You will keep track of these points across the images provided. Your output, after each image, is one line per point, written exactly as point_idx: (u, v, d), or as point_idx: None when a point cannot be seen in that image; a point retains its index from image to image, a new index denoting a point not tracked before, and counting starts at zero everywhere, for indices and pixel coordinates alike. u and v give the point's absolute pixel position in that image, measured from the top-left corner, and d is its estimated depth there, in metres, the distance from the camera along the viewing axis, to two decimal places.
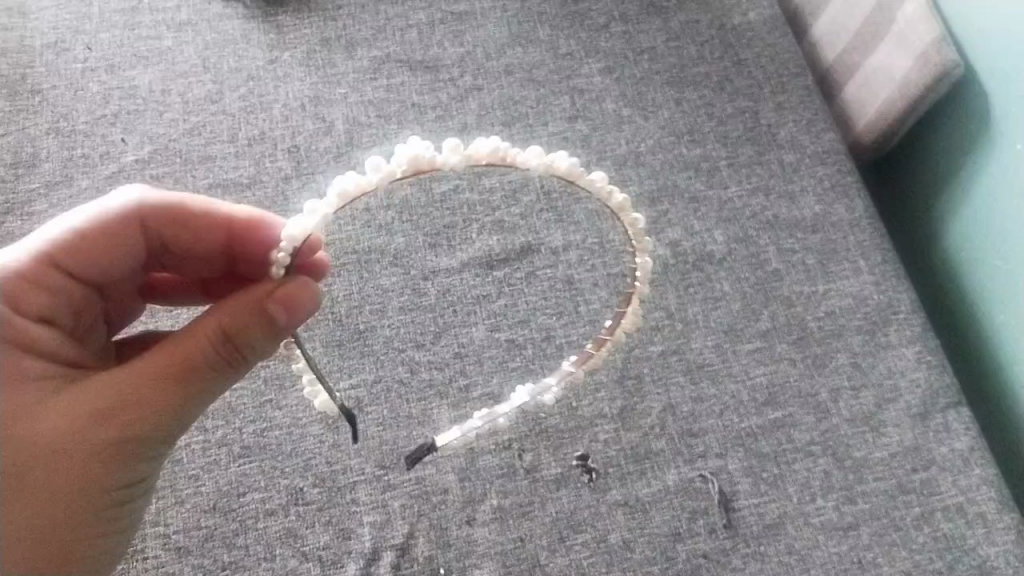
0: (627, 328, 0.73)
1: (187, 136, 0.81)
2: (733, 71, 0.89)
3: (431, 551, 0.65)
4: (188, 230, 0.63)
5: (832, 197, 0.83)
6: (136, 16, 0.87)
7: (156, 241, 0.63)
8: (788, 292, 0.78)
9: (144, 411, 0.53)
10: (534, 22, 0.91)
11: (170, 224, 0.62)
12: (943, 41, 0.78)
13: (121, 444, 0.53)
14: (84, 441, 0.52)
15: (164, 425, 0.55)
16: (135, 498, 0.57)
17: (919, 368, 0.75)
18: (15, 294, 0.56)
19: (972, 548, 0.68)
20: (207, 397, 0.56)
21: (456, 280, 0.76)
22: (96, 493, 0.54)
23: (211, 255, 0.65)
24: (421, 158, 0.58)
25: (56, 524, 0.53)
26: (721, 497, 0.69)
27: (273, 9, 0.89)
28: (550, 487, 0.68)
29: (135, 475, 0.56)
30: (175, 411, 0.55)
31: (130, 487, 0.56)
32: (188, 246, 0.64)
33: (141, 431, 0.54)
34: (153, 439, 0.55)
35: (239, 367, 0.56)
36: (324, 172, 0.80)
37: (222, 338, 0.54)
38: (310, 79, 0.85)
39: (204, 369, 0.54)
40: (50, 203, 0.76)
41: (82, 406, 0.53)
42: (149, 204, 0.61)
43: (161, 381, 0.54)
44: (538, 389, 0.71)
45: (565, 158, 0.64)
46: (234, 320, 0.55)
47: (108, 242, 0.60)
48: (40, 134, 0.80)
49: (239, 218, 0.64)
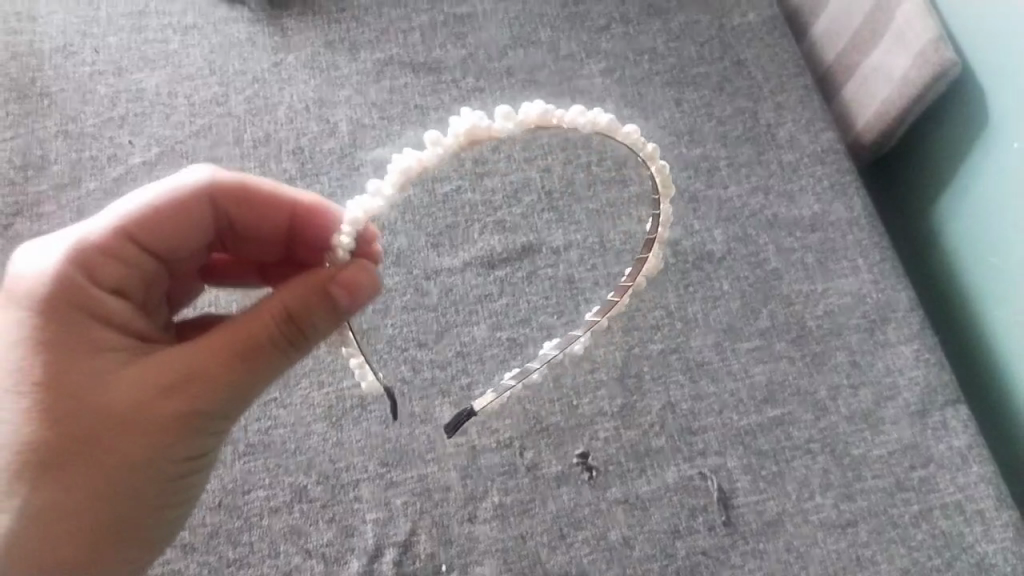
0: (648, 272, 0.75)
1: (193, 138, 0.82)
2: (733, 72, 0.90)
3: (433, 548, 0.66)
4: (253, 208, 0.63)
5: (831, 196, 0.83)
6: (143, 19, 0.89)
7: (224, 219, 0.62)
8: (787, 291, 0.78)
9: (205, 389, 0.54)
10: (535, 24, 0.91)
11: (239, 204, 0.62)
12: (941, 41, 0.78)
13: (180, 425, 0.53)
14: (143, 420, 0.52)
15: (224, 404, 0.55)
16: (187, 479, 0.57)
17: (917, 367, 0.75)
18: (89, 263, 0.55)
19: (970, 546, 0.68)
20: (269, 375, 0.56)
21: (458, 279, 0.77)
22: (148, 475, 0.54)
23: (273, 237, 0.65)
24: (477, 128, 0.60)
25: (107, 507, 0.53)
26: (720, 495, 0.70)
27: (277, 12, 0.90)
28: (551, 485, 0.69)
29: (189, 456, 0.56)
30: (236, 391, 0.55)
31: (183, 469, 0.56)
32: (255, 227, 0.64)
33: (200, 411, 0.54)
34: (216, 414, 0.55)
35: (300, 348, 0.56)
36: (327, 173, 0.81)
37: (285, 319, 0.55)
38: (314, 81, 0.86)
39: (266, 350, 0.55)
40: (59, 204, 0.77)
41: (142, 385, 0.53)
42: (219, 183, 0.61)
43: (224, 360, 0.54)
44: (566, 342, 0.74)
45: (604, 114, 0.65)
46: (298, 300, 0.55)
47: (181, 218, 0.59)
48: (49, 136, 0.81)
49: (304, 201, 0.64)
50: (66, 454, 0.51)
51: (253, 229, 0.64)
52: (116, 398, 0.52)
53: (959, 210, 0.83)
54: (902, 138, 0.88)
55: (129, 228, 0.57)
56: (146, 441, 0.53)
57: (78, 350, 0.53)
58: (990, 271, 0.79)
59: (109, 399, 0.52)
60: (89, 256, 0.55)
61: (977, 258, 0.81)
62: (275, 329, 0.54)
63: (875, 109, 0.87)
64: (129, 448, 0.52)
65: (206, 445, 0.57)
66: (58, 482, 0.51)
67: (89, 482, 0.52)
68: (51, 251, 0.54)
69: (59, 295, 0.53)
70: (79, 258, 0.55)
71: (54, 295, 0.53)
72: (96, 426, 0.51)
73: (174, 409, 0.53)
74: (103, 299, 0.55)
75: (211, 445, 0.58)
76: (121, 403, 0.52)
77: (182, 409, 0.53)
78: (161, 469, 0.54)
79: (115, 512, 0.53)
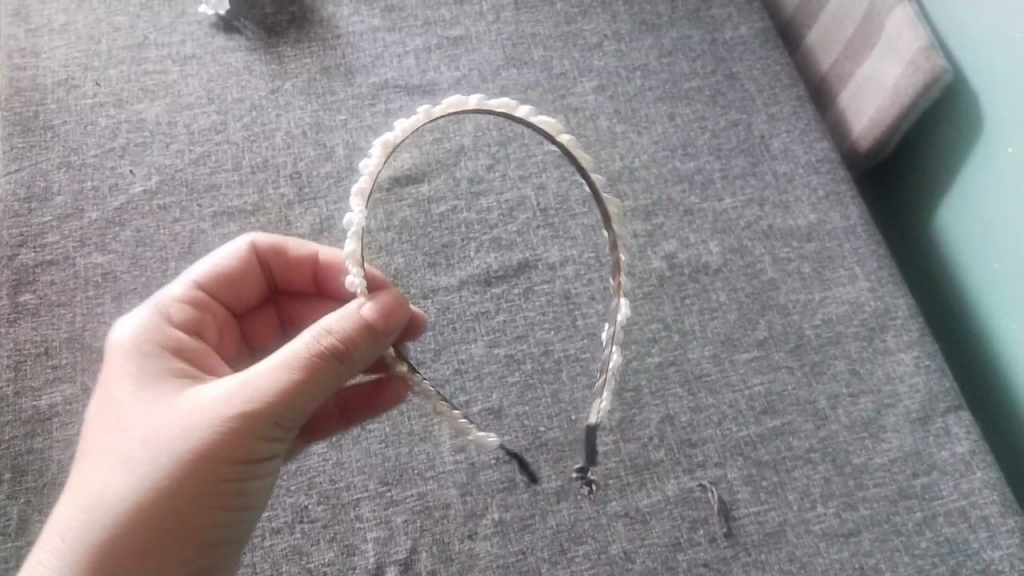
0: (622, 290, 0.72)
1: (192, 165, 0.83)
2: (725, 85, 0.90)
3: (434, 565, 0.66)
4: (288, 265, 0.68)
5: (826, 206, 0.83)
6: (143, 51, 0.90)
7: (269, 277, 0.69)
8: (784, 301, 0.79)
9: (250, 399, 0.52)
10: (528, 44, 0.93)
11: (277, 261, 0.68)
12: (933, 48, 0.78)
13: (231, 439, 0.52)
14: (198, 429, 0.52)
15: (272, 421, 0.53)
16: (245, 503, 0.55)
17: (917, 374, 0.75)
18: (166, 313, 0.61)
19: (975, 553, 0.68)
20: (319, 394, 0.54)
21: (455, 297, 0.78)
22: (204, 488, 0.52)
23: (306, 290, 0.71)
24: (388, 143, 0.59)
25: (164, 520, 0.51)
26: (721, 506, 0.69)
27: (274, 41, 0.91)
28: (551, 500, 0.69)
29: (243, 475, 0.54)
30: (284, 405, 0.53)
31: (239, 491, 0.54)
32: (294, 280, 0.70)
33: (250, 429, 0.52)
34: (268, 431, 0.53)
35: (343, 364, 0.54)
36: (325, 197, 0.82)
37: (322, 332, 0.53)
38: (311, 107, 0.87)
39: (308, 365, 0.53)
40: (62, 234, 0.79)
41: (200, 402, 0.53)
42: (259, 244, 0.67)
43: (266, 371, 0.53)
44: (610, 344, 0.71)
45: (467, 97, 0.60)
46: (335, 316, 0.54)
47: (232, 276, 0.66)
48: (52, 168, 0.83)
49: (325, 255, 0.69)
50: (131, 465, 0.52)
51: (301, 284, 0.70)
52: (178, 410, 0.53)
53: (959, 217, 0.82)
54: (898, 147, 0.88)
55: (201, 284, 0.64)
56: (199, 450, 0.52)
57: (153, 374, 0.56)
58: (994, 277, 0.79)
59: (173, 411, 0.53)
60: (168, 307, 0.62)
61: (979, 265, 0.81)
62: (312, 343, 0.53)
63: (870, 117, 0.87)
64: (183, 458, 0.52)
65: (261, 465, 0.54)
66: (120, 493, 0.51)
67: (147, 492, 0.51)
68: (138, 306, 0.61)
69: (143, 336, 0.58)
70: (158, 310, 0.61)
71: (139, 336, 0.58)
72: (158, 437, 0.52)
73: (222, 416, 0.52)
74: (182, 339, 0.59)
75: (269, 469, 0.56)
76: (181, 413, 0.53)
77: (230, 418, 0.52)
78: (215, 484, 0.52)
79: (171, 526, 0.51)
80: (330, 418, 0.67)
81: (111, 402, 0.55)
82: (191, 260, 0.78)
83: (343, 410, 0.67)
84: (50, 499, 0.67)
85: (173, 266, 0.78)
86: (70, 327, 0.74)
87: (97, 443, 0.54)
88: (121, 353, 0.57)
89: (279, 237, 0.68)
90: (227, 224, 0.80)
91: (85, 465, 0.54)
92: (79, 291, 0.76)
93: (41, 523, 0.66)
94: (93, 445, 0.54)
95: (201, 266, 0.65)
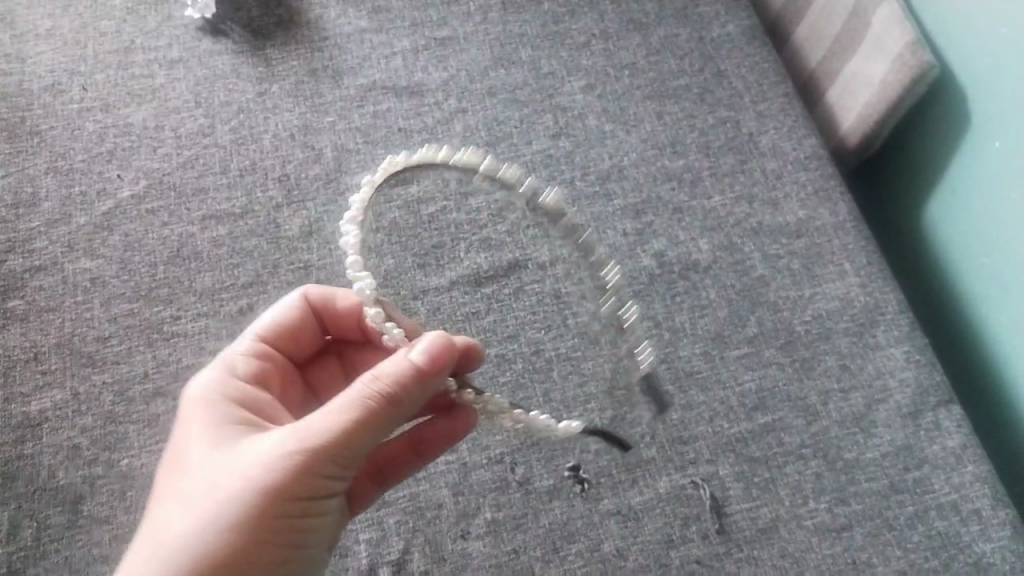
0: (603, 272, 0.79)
1: (180, 169, 0.83)
2: (713, 82, 0.91)
3: (427, 566, 0.66)
4: (337, 316, 0.68)
5: (815, 202, 0.84)
6: (130, 56, 0.90)
7: (325, 327, 0.69)
8: (774, 298, 0.79)
9: (305, 440, 0.52)
10: (516, 44, 0.93)
11: (328, 312, 0.68)
12: (918, 44, 0.79)
13: (289, 480, 0.52)
14: (255, 470, 0.52)
15: (329, 462, 0.52)
16: (300, 548, 0.54)
17: (907, 368, 0.75)
18: (232, 367, 0.63)
19: (967, 546, 0.68)
20: (373, 436, 0.54)
21: (446, 297, 0.78)
22: (264, 527, 0.51)
23: (360, 338, 0.71)
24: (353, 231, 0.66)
25: (219, 562, 0.50)
26: (713, 503, 0.69)
27: (261, 44, 0.91)
28: (543, 499, 0.69)
29: (298, 518, 0.53)
30: (340, 447, 0.52)
31: (293, 536, 0.53)
32: (345, 329, 0.69)
33: (308, 470, 0.52)
34: (326, 472, 0.53)
35: (394, 407, 0.54)
36: (314, 199, 0.82)
37: (373, 376, 0.54)
38: (299, 109, 0.87)
39: (362, 407, 0.53)
40: (50, 239, 0.79)
41: (260, 446, 0.53)
42: (311, 295, 0.67)
43: (320, 415, 0.53)
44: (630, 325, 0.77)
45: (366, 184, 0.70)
46: (386, 361, 0.55)
47: (291, 329, 0.67)
48: (39, 173, 0.82)
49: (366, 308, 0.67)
50: (191, 507, 0.52)
51: (356, 332, 0.69)
52: (237, 456, 0.53)
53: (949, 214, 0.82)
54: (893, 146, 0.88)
55: (262, 338, 0.66)
56: (255, 491, 0.51)
57: (218, 424, 0.57)
58: (985, 273, 0.79)
59: (235, 456, 0.54)
60: (235, 362, 0.63)
61: (970, 262, 0.81)
62: (365, 387, 0.53)
63: (859, 113, 0.87)
64: (243, 499, 0.51)
65: (316, 508, 0.54)
66: (178, 535, 0.51)
67: (209, 533, 0.51)
68: (209, 363, 0.63)
69: (212, 390, 0.60)
70: (226, 366, 0.63)
71: (209, 390, 0.60)
72: (218, 480, 0.52)
73: (277, 457, 0.52)
74: (247, 392, 0.61)
75: (324, 515, 0.55)
76: (240, 457, 0.53)
77: (284, 458, 0.52)
78: (268, 524, 0.52)
79: (226, 568, 0.51)
80: (404, 457, 0.67)
81: (179, 452, 0.56)
82: (180, 263, 0.78)
83: (416, 449, 0.67)
84: (40, 505, 0.66)
85: (162, 270, 0.78)
86: (58, 333, 0.74)
87: (163, 492, 0.55)
88: (191, 408, 0.59)
89: (330, 287, 0.67)
90: (216, 228, 0.80)
91: (152, 513, 0.54)
92: (68, 295, 0.76)
93: (31, 528, 0.66)
94: (161, 492, 0.55)
95: (261, 319, 0.66)
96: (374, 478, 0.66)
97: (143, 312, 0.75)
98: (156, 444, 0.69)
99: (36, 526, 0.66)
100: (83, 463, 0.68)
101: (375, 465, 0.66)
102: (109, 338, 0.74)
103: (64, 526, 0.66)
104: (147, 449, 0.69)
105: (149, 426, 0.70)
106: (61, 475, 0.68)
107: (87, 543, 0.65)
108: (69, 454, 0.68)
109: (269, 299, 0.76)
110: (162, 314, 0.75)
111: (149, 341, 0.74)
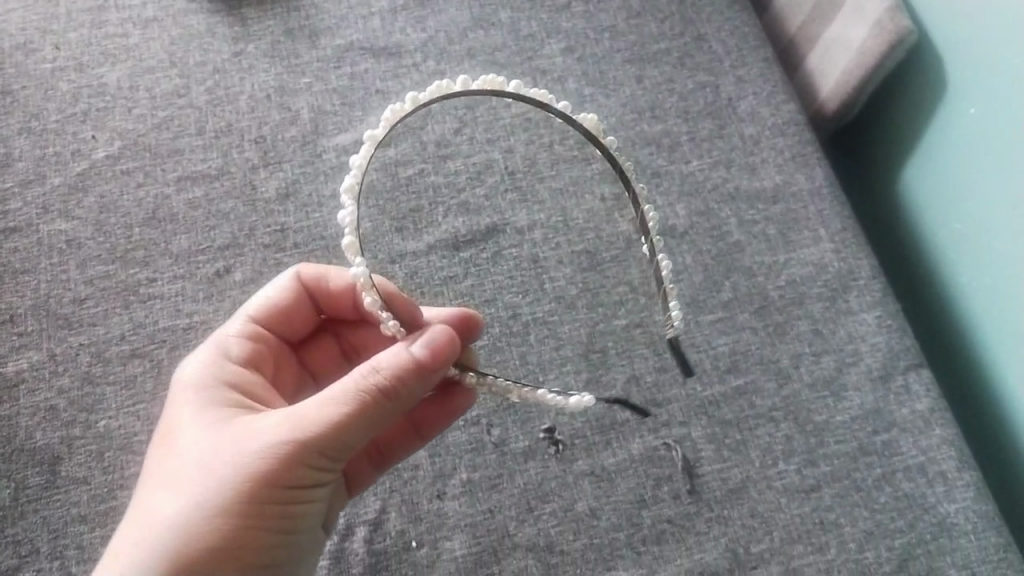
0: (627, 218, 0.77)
1: (155, 130, 0.82)
2: (693, 47, 0.90)
3: (402, 525, 0.67)
4: (331, 297, 0.68)
5: (792, 167, 0.84)
6: (103, 14, 0.89)
7: (320, 308, 0.69)
8: (749, 263, 0.79)
9: (299, 428, 0.52)
10: (495, 5, 0.92)
11: (323, 293, 0.68)
12: (898, 10, 0.79)
13: (280, 466, 0.52)
14: (246, 455, 0.52)
15: (320, 450, 0.53)
16: (290, 531, 0.55)
17: (879, 333, 0.76)
18: (225, 350, 0.63)
19: (932, 506, 0.70)
20: (368, 426, 0.54)
21: (422, 262, 0.76)
22: (255, 509, 0.52)
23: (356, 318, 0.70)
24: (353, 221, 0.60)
25: (209, 545, 0.51)
26: (685, 464, 0.71)
27: (236, 3, 0.90)
28: (518, 460, 0.70)
29: (287, 504, 0.53)
30: (332, 436, 0.53)
31: (282, 521, 0.54)
32: (339, 309, 0.69)
33: (300, 457, 0.52)
34: (319, 459, 0.53)
35: (389, 399, 0.54)
36: (291, 160, 0.81)
37: (371, 368, 0.54)
38: (275, 70, 0.86)
39: (359, 398, 0.53)
40: (23, 201, 0.78)
41: (252, 430, 0.54)
42: (304, 276, 0.67)
43: (314, 404, 0.53)
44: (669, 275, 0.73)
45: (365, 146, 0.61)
46: (386, 353, 0.55)
47: (284, 310, 0.67)
48: (12, 134, 0.82)
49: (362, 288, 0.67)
50: (182, 489, 0.53)
51: (349, 312, 0.69)
52: (228, 439, 0.54)
53: (927, 191, 0.83)
54: (878, 116, 0.88)
55: (255, 320, 0.66)
56: (245, 476, 0.52)
57: (210, 406, 0.57)
58: (961, 249, 0.79)
59: (226, 438, 0.54)
60: (228, 345, 0.64)
61: (948, 238, 0.81)
62: (362, 379, 0.53)
63: (837, 79, 0.87)
64: (232, 482, 0.52)
65: (306, 494, 0.55)
66: (169, 517, 0.52)
67: (199, 515, 0.51)
68: (201, 345, 0.64)
69: (204, 374, 0.60)
70: (219, 348, 0.63)
71: (201, 373, 0.60)
72: (208, 463, 0.53)
73: (269, 443, 0.52)
74: (240, 375, 0.61)
75: (313, 501, 0.56)
76: (231, 442, 0.53)
77: (276, 445, 0.52)
78: (258, 510, 0.52)
79: (215, 551, 0.51)
80: (402, 436, 0.67)
81: (170, 434, 0.56)
82: (155, 225, 0.78)
83: (415, 428, 0.67)
84: (18, 466, 0.67)
85: (138, 232, 0.77)
86: (33, 295, 0.74)
87: (153, 473, 0.55)
88: (183, 390, 0.59)
89: (322, 267, 0.67)
90: (192, 189, 0.80)
91: (143, 492, 0.54)
92: (43, 257, 0.76)
93: (9, 489, 0.66)
94: (152, 473, 0.55)
95: (254, 301, 0.66)
96: (372, 460, 0.66)
97: (119, 275, 0.75)
98: (132, 406, 0.69)
99: (14, 487, 0.66)
100: (60, 424, 0.68)
101: (374, 447, 0.67)
102: (85, 300, 0.74)
103: (42, 487, 0.66)
104: (123, 411, 0.69)
105: (126, 388, 0.70)
106: (39, 436, 0.68)
107: (65, 503, 0.66)
108: (45, 415, 0.69)
109: (245, 262, 0.76)
110: (137, 276, 0.75)
111: (125, 303, 0.74)
